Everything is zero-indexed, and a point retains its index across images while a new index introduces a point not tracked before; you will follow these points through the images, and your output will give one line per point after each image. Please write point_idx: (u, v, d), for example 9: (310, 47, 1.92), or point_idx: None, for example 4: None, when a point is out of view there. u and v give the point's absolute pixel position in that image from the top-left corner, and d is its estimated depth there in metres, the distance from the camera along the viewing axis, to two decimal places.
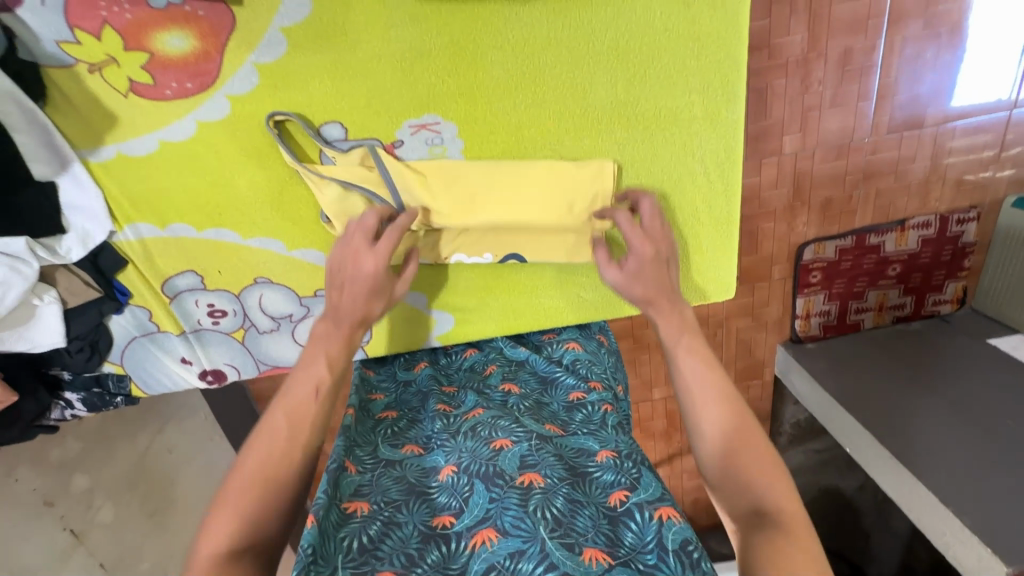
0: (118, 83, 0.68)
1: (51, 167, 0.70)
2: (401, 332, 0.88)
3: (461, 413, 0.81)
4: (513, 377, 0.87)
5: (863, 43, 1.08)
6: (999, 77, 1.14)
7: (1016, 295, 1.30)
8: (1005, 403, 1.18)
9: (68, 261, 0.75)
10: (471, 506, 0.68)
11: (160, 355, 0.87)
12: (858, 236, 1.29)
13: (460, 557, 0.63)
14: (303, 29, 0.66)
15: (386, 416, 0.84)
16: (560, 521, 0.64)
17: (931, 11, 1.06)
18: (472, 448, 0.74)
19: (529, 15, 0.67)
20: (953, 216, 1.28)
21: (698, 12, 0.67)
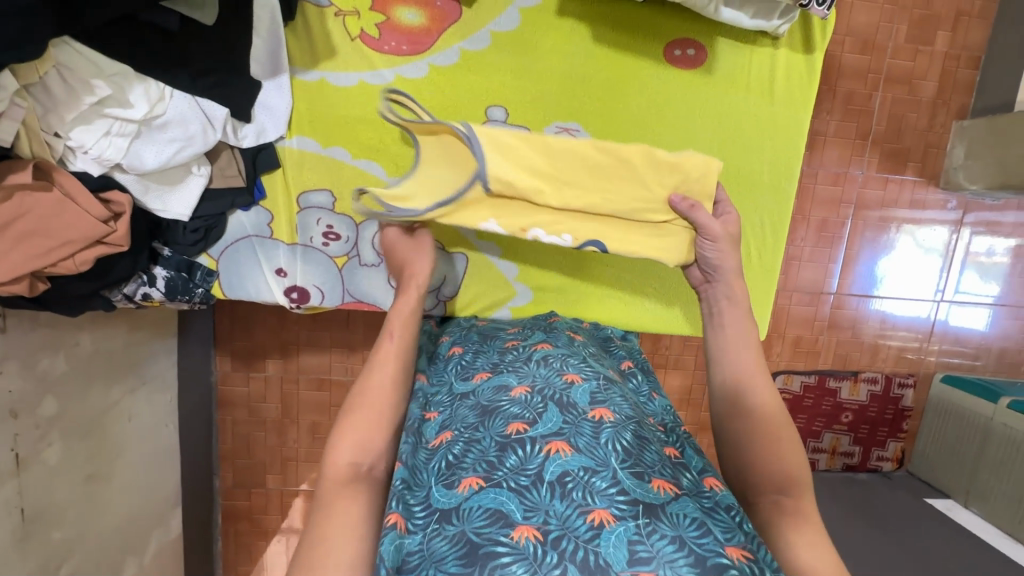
0: (352, 29, 0.86)
1: (264, 70, 0.84)
2: (488, 294, 0.99)
3: (529, 345, 0.82)
4: (577, 330, 0.91)
5: (836, 218, 1.52)
6: (928, 280, 1.57)
7: (945, 462, 1.54)
8: (946, 546, 1.34)
9: (238, 145, 0.85)
10: (544, 420, 0.64)
11: (260, 260, 0.92)
12: (821, 377, 1.58)
13: (533, 460, 0.60)
14: (507, 39, 0.89)
15: (455, 355, 0.84)
16: (630, 453, 0.61)
17: (880, 219, 1.53)
18: (545, 377, 0.72)
19: (666, 77, 0.92)
20: (895, 378, 1.59)
21: (778, 105, 0.94)
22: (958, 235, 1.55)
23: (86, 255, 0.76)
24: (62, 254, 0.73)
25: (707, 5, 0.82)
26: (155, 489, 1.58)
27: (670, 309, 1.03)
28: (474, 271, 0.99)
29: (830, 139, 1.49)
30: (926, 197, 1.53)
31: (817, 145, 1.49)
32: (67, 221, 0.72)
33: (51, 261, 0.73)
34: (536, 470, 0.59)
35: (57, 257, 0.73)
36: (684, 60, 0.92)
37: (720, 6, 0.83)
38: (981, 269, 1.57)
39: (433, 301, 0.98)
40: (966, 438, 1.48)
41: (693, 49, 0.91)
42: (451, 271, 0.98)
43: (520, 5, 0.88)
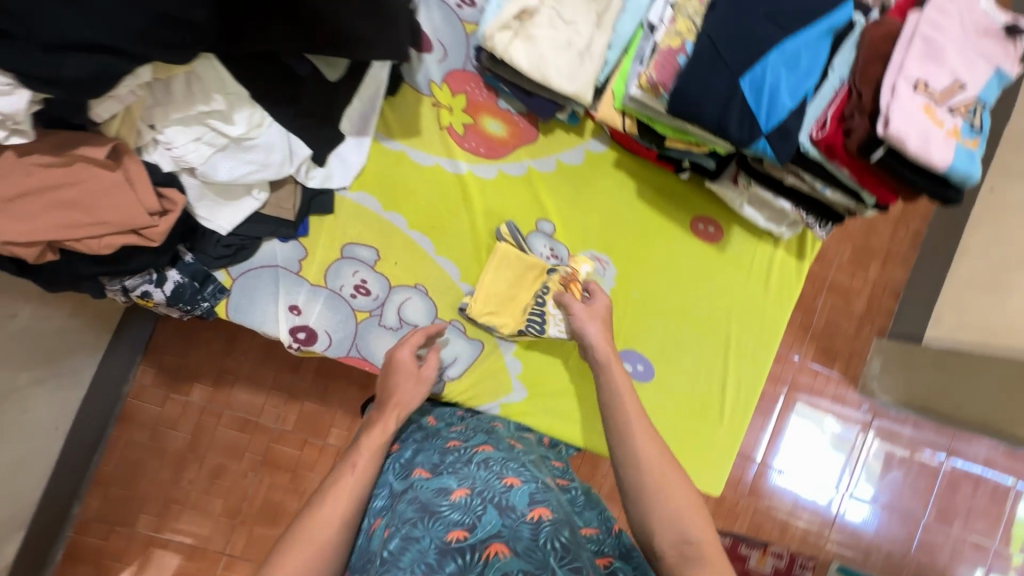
0: (442, 120, 0.96)
1: (352, 128, 0.91)
2: (485, 385, 1.00)
3: (471, 445, 0.79)
4: (517, 437, 0.91)
5: (772, 393, 1.69)
6: (830, 467, 1.71)
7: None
8: None
9: (303, 184, 0.88)
10: (482, 522, 0.61)
11: (278, 292, 0.91)
12: (734, 539, 1.64)
13: (473, 571, 0.57)
14: (569, 171, 1.02)
15: (398, 450, 0.81)
16: (568, 550, 0.60)
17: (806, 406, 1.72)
18: (484, 478, 0.69)
19: (687, 243, 1.06)
20: (798, 557, 1.67)
21: (769, 292, 1.10)
22: (864, 436, 1.73)
23: (112, 239, 0.74)
24: (90, 230, 0.72)
25: (734, 200, 1.00)
26: None
27: None
28: (479, 362, 1.00)
29: None
30: (846, 395, 1.74)
31: None
32: (115, 202, 0.71)
33: (74, 234, 0.72)
34: None
35: (83, 231, 0.72)
36: (703, 234, 1.07)
37: (744, 203, 1.00)
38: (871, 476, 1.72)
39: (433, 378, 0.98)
40: None
41: (713, 227, 1.07)
42: (460, 354, 0.99)
43: (586, 149, 1.02)
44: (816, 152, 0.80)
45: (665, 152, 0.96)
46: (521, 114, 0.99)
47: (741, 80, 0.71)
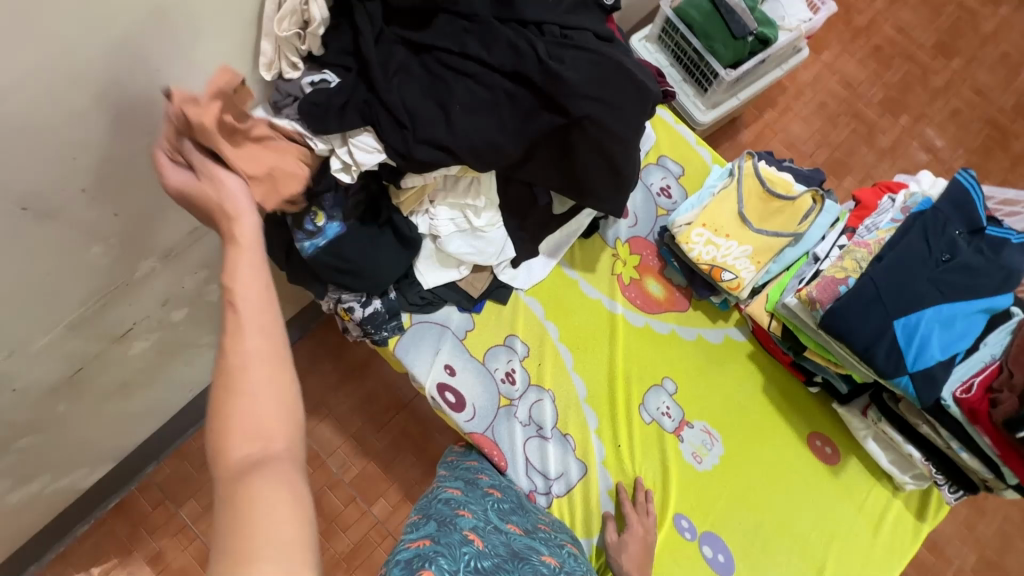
0: (616, 270, 1.16)
1: (549, 250, 1.14)
2: (575, 511, 1.04)
3: (563, 538, 0.95)
4: (582, 545, 1.00)
5: None
6: None
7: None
8: None
9: (495, 274, 1.10)
10: None
11: (447, 354, 1.08)
12: None
13: None
14: (709, 347, 1.14)
15: (489, 495, 0.95)
16: None
17: None
18: (570, 567, 0.85)
19: (800, 453, 1.08)
20: None
21: (877, 541, 1.04)
22: None
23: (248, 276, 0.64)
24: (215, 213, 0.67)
25: (859, 431, 1.03)
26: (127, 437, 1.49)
27: None
28: (579, 484, 1.05)
29: None
30: None
31: None
32: (384, 244, 0.98)
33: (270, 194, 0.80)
34: None
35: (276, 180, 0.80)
36: (820, 451, 1.08)
37: (869, 436, 1.03)
38: None
39: (544, 487, 1.05)
40: None
41: (830, 448, 1.08)
42: (566, 469, 1.06)
43: (727, 334, 1.15)
44: (958, 410, 0.84)
45: (802, 362, 1.05)
46: (679, 287, 1.17)
47: (894, 321, 0.83)
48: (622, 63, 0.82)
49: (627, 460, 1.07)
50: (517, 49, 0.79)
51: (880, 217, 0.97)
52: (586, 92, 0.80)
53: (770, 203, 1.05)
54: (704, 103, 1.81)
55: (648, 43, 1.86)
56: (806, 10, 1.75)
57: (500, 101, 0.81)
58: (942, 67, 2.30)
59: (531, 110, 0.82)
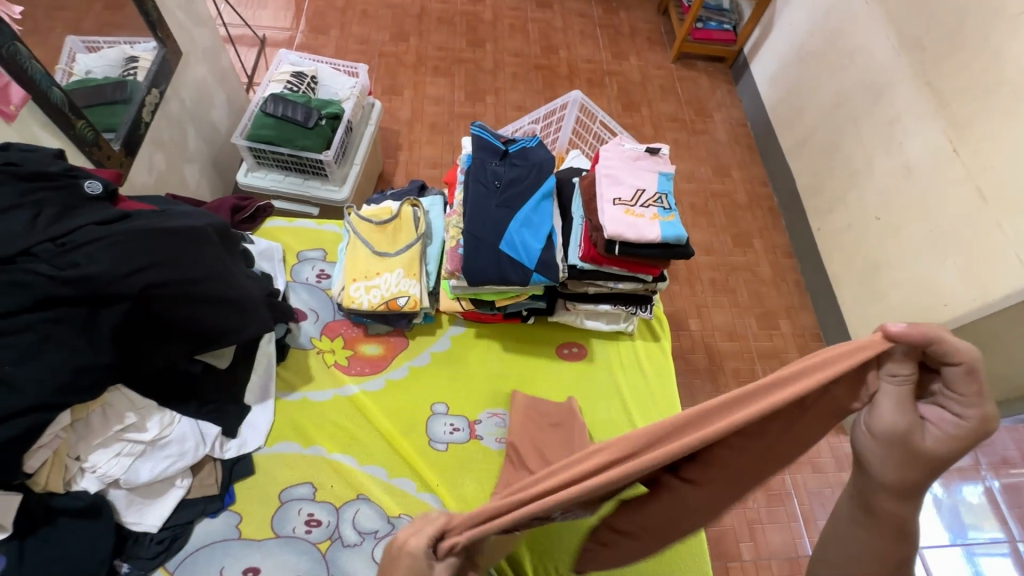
0: (328, 361, 1.20)
1: (256, 395, 1.11)
2: None
3: None
4: None
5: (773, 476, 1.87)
6: None
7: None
8: None
9: (220, 458, 1.03)
10: None
11: (229, 561, 0.97)
12: None
13: None
14: (448, 355, 1.24)
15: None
16: None
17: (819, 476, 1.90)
18: None
19: (560, 370, 1.25)
20: None
21: (647, 375, 1.25)
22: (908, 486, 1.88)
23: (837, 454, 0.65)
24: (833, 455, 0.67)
25: (574, 320, 1.24)
26: None
27: (613, 567, 1.05)
28: None
29: None
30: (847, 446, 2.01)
31: None
32: (62, 534, 0.85)
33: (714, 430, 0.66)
34: None
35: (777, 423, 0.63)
36: (572, 354, 1.27)
37: (583, 319, 1.25)
38: None
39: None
40: None
41: (576, 347, 1.28)
42: None
43: (451, 335, 1.27)
44: (587, 264, 1.09)
45: (505, 310, 1.21)
46: (390, 332, 1.25)
47: (501, 248, 1.05)
48: (144, 228, 0.88)
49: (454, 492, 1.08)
50: (21, 284, 0.77)
51: (458, 187, 1.21)
52: (129, 271, 0.84)
53: (386, 229, 1.22)
54: (335, 184, 1.89)
55: (255, 172, 1.90)
56: (348, 79, 2.02)
57: (51, 331, 0.78)
58: (484, 53, 2.64)
59: (88, 322, 0.82)
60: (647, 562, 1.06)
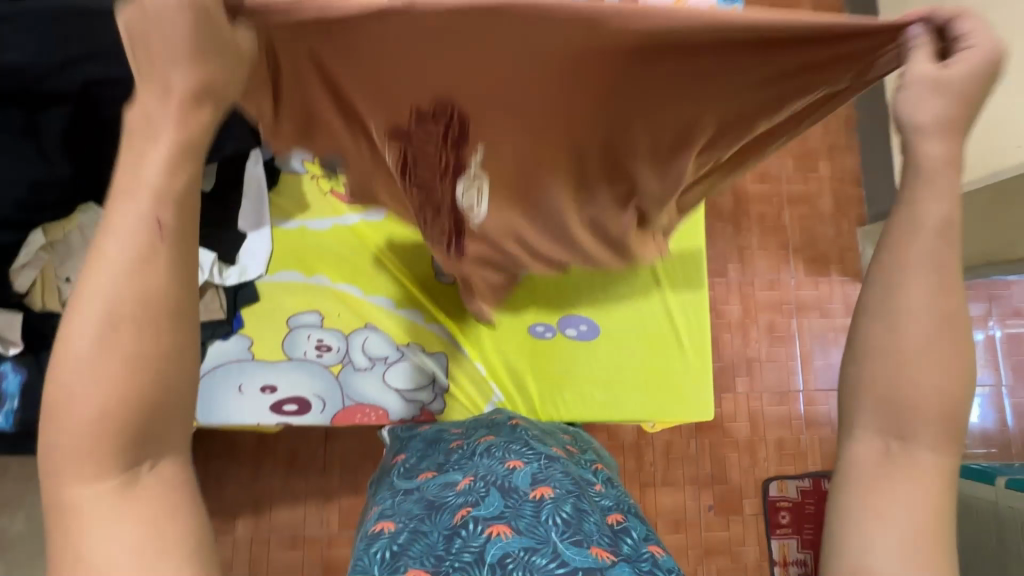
0: (323, 186, 1.07)
1: (249, 222, 1.02)
2: (471, 395, 1.05)
3: (476, 437, 0.79)
4: (491, 427, 0.80)
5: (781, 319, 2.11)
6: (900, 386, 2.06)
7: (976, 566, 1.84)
8: None
9: (222, 284, 1.00)
10: (485, 503, 0.62)
11: (245, 380, 1.00)
12: (815, 481, 1.99)
13: (475, 542, 0.57)
14: None
15: (457, 441, 0.79)
16: (569, 524, 0.59)
17: (820, 327, 2.12)
18: (487, 466, 0.70)
19: None
20: None
21: None
22: None
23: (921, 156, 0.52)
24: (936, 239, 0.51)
25: None
26: None
27: (618, 397, 1.07)
28: (454, 367, 1.06)
29: (756, 252, 2.14)
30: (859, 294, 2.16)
31: (747, 257, 2.13)
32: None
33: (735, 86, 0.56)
34: (480, 551, 0.56)
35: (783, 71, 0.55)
36: None
37: None
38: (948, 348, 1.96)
39: (432, 395, 1.04)
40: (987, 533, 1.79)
41: None
42: (431, 366, 1.05)
43: None
44: None
45: None
46: None
47: None
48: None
49: (462, 325, 1.08)
50: None
51: None
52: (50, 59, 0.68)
53: None
54: None
55: None
56: None
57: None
58: None
59: (30, 128, 0.75)
60: (650, 394, 1.07)
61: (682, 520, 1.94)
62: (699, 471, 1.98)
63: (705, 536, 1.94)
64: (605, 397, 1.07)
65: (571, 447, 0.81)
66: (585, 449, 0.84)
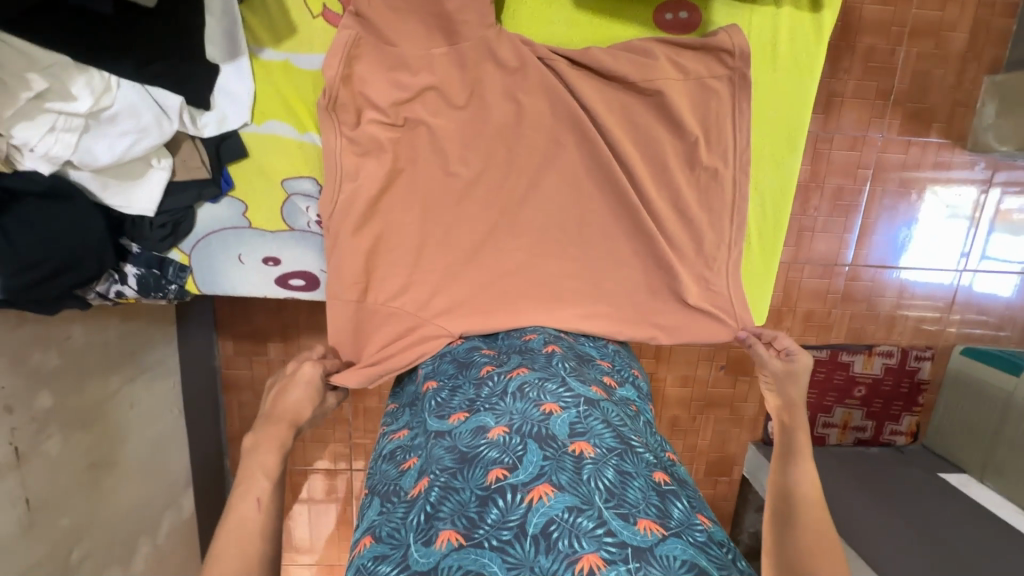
0: (314, 7, 0.89)
1: (223, 53, 0.86)
2: None
3: (506, 369, 0.80)
4: (523, 360, 0.82)
5: (851, 185, 1.84)
6: (952, 257, 1.94)
7: (963, 434, 1.95)
8: (937, 514, 1.75)
9: (199, 135, 0.87)
10: (524, 464, 0.64)
11: (243, 250, 0.96)
12: (833, 351, 1.98)
13: (514, 512, 0.59)
14: (517, 3, 0.95)
15: (489, 372, 0.81)
16: (613, 493, 0.61)
17: (895, 197, 1.86)
18: (521, 410, 0.72)
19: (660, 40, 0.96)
20: (913, 352, 2.00)
21: (780, 72, 0.99)
22: (987, 194, 1.88)
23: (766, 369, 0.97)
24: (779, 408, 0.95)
25: None
26: (169, 471, 1.67)
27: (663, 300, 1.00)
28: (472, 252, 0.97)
29: (848, 100, 1.75)
30: (953, 158, 1.83)
31: (834, 106, 1.76)
32: (36, 215, 0.76)
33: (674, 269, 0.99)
34: (519, 522, 0.58)
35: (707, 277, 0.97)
36: (675, 24, 0.97)
37: None
38: (1013, 227, 1.91)
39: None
40: (987, 413, 1.87)
41: (686, 13, 0.96)
42: None
43: None
44: None
45: None
46: None
47: None
48: None
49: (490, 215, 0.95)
50: None
51: None
52: None
53: None
54: None
55: None
56: None
57: None
58: None
59: None
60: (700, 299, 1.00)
61: (691, 376, 2.01)
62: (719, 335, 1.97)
63: (711, 391, 2.03)
64: (643, 307, 0.99)
65: (611, 386, 0.83)
66: (626, 387, 0.86)
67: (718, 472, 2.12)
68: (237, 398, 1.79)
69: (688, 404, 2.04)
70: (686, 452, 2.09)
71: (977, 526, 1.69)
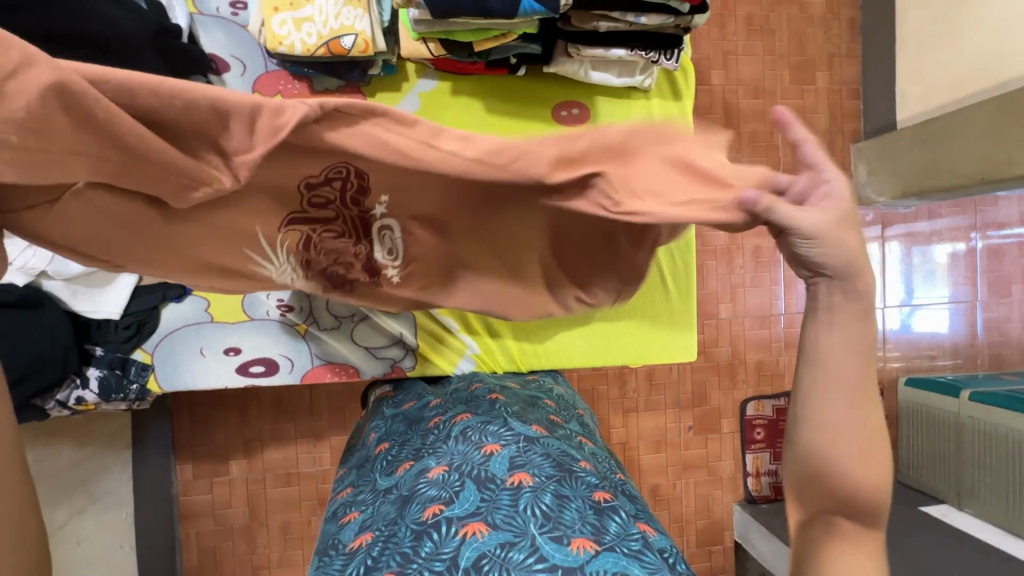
0: None
1: None
2: (442, 350, 1.06)
3: (450, 418, 0.85)
4: (467, 409, 0.87)
5: (766, 244, 2.07)
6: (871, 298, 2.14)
7: (931, 463, 2.00)
8: (929, 548, 1.73)
9: None
10: (461, 499, 0.67)
11: (205, 343, 1.01)
12: (789, 397, 2.08)
13: (448, 545, 0.62)
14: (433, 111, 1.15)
15: (437, 422, 0.86)
16: (549, 517, 0.63)
17: None
18: (463, 453, 0.76)
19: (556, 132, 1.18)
20: None
21: None
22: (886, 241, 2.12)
23: None
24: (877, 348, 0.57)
25: (578, 71, 1.13)
26: None
27: (602, 347, 1.11)
28: (422, 322, 1.06)
29: None
30: None
31: None
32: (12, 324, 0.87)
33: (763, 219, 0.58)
34: (452, 556, 0.60)
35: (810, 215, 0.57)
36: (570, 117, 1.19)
37: (589, 71, 1.13)
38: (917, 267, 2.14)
39: (402, 352, 1.05)
40: (944, 440, 1.94)
41: (577, 108, 1.19)
42: (400, 325, 1.05)
43: (418, 92, 1.15)
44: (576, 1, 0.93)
45: (487, 58, 1.08)
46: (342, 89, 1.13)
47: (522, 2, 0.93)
48: None
49: None
50: None
51: None
52: None
53: None
54: None
55: None
56: None
57: None
58: None
59: None
60: (634, 339, 1.11)
61: (663, 440, 2.03)
62: (680, 395, 2.03)
63: (686, 453, 2.04)
64: (581, 354, 1.10)
65: (557, 424, 0.89)
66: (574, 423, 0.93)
67: (710, 542, 2.05)
68: (195, 525, 1.67)
69: (666, 470, 2.03)
70: (674, 523, 2.03)
71: (968, 554, 1.67)
